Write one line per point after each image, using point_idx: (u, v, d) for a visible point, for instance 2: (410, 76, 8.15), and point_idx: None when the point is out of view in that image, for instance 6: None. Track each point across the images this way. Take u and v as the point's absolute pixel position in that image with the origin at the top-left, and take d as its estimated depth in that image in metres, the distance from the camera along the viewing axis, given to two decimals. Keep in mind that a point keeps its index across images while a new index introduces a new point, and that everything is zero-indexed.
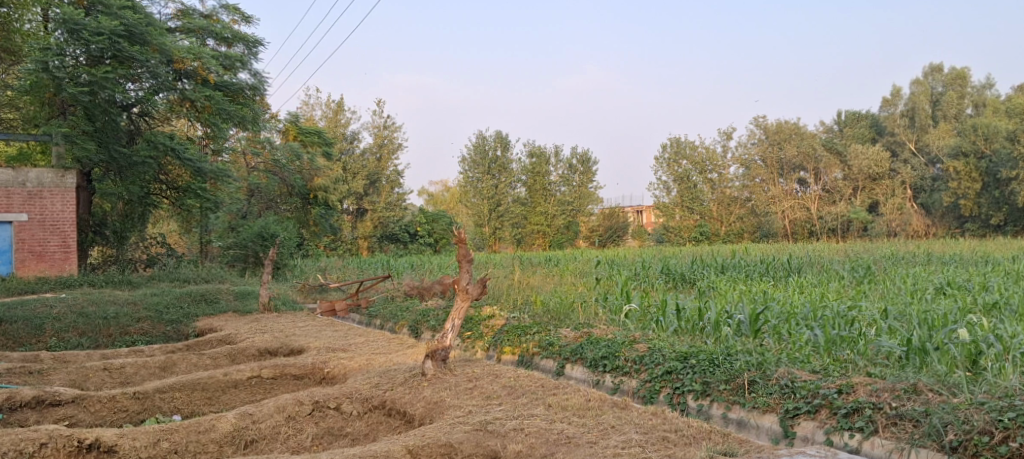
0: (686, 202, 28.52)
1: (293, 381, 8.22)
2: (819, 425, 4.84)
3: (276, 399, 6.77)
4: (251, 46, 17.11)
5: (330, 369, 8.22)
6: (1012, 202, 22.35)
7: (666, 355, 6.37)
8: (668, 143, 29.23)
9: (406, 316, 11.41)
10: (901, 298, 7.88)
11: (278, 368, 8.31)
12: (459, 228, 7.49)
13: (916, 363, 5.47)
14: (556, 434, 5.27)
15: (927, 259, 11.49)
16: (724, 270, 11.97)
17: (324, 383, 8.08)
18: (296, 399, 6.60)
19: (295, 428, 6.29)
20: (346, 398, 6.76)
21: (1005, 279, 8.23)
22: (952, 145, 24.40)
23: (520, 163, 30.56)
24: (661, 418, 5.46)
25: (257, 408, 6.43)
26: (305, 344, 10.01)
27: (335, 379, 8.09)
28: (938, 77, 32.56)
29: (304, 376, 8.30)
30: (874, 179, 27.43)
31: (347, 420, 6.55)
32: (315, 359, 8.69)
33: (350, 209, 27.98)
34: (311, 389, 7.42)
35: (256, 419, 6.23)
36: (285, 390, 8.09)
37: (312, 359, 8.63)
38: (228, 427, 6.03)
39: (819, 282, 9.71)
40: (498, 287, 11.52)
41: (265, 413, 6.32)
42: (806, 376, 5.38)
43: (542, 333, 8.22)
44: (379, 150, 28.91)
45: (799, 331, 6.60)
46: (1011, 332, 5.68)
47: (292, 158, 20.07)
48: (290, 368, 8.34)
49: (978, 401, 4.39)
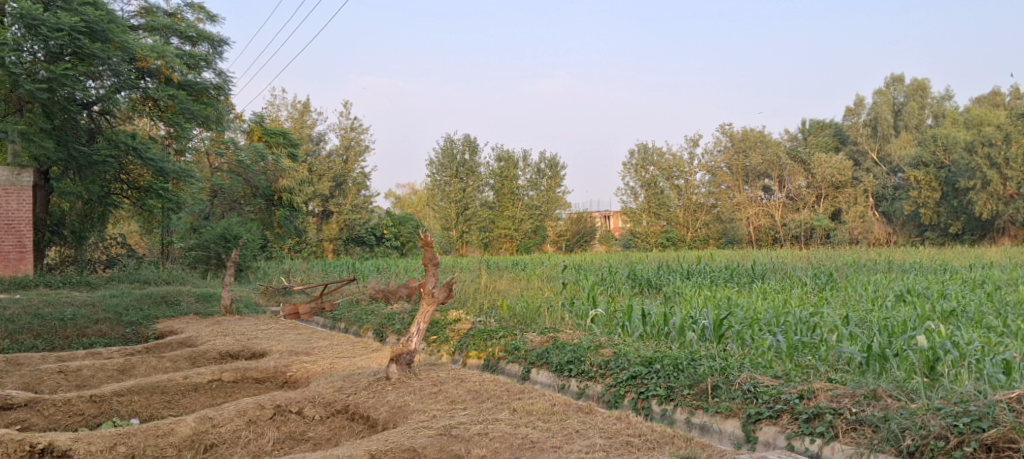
0: (653, 208, 28.64)
1: (255, 385, 8.03)
2: (780, 430, 4.86)
3: (236, 403, 6.61)
4: (216, 45, 16.85)
5: (292, 373, 8.06)
6: (969, 212, 22.96)
7: (631, 360, 6.36)
8: (636, 149, 29.36)
9: (372, 320, 11.26)
10: (862, 306, 7.98)
11: (239, 371, 8.11)
12: (425, 231, 7.39)
13: (876, 369, 5.53)
14: (521, 439, 5.22)
15: (888, 267, 11.71)
16: (690, 276, 12.06)
17: (286, 387, 7.91)
18: (257, 403, 6.45)
19: (256, 432, 6.14)
20: (308, 403, 6.63)
21: (963, 287, 8.41)
22: (912, 155, 24.97)
23: (488, 166, 30.53)
24: (625, 423, 5.44)
25: (216, 412, 6.26)
26: (267, 347, 9.80)
27: (297, 383, 7.91)
28: (899, 88, 33.13)
29: (265, 380, 8.12)
30: (838, 186, 27.79)
31: (309, 424, 6.40)
32: (278, 362, 8.51)
33: (316, 211, 27.60)
34: (273, 392, 7.26)
35: (216, 423, 6.06)
36: (246, 393, 7.89)
37: (274, 363, 8.44)
38: (187, 431, 5.85)
39: (782, 288, 9.83)
40: (465, 291, 11.43)
41: (225, 417, 6.15)
42: (768, 381, 5.40)
43: (508, 337, 8.18)
44: (345, 152, 28.37)
45: (762, 336, 6.64)
46: (968, 339, 5.77)
47: (257, 159, 19.15)
48: (251, 372, 8.14)
49: (935, 406, 4.43)
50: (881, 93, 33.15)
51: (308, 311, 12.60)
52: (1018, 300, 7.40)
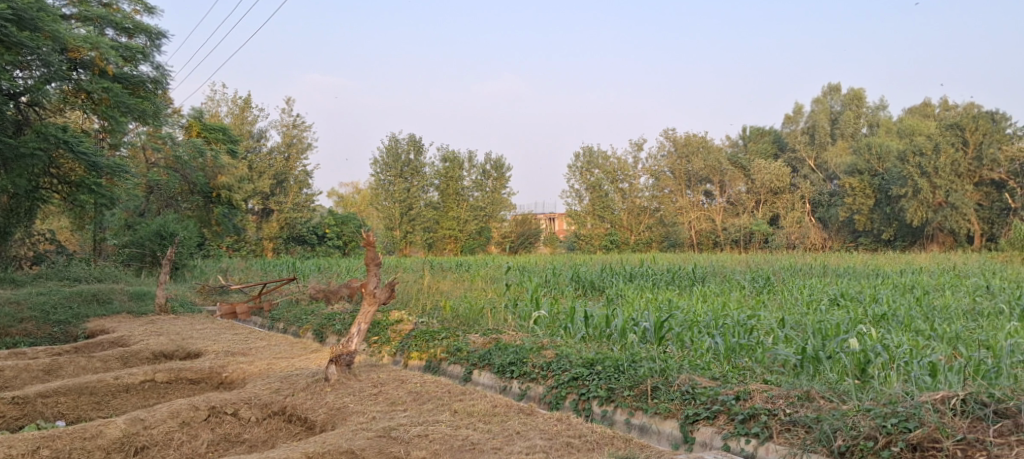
0: (597, 211, 29.04)
1: (189, 386, 7.71)
2: (716, 431, 4.89)
3: (168, 404, 6.34)
4: (154, 37, 16.13)
5: (228, 374, 7.77)
6: (901, 219, 23.84)
7: (572, 362, 6.35)
8: (581, 152, 29.57)
9: (311, 320, 10.97)
10: (797, 309, 8.15)
11: (173, 372, 7.79)
12: (368, 230, 7.22)
13: (809, 371, 5.63)
14: (461, 440, 5.13)
15: (823, 271, 12.06)
16: (633, 278, 12.16)
17: (222, 388, 7.62)
18: (190, 404, 6.20)
19: (189, 434, 5.88)
20: (244, 404, 6.40)
21: (893, 292, 8.68)
22: (848, 163, 25.90)
23: (433, 166, 30.29)
24: (565, 424, 5.41)
25: (148, 413, 5.99)
26: (203, 347, 9.45)
27: (233, 383, 7.63)
28: (836, 97, 34.66)
29: (200, 381, 7.81)
30: (775, 192, 28.62)
31: (244, 426, 6.17)
32: (214, 362, 8.21)
33: (255, 209, 26.87)
34: (207, 394, 6.99)
35: (147, 425, 5.80)
36: (180, 395, 7.57)
37: (210, 363, 8.14)
38: (117, 433, 5.58)
39: (721, 291, 9.98)
40: (407, 291, 11.25)
41: (157, 418, 5.88)
42: (706, 382, 5.45)
43: (450, 338, 8.08)
44: (287, 149, 27.72)
45: (701, 338, 6.71)
46: (897, 342, 5.94)
47: (195, 154, 18.18)
48: (186, 372, 7.83)
49: (866, 407, 4.52)
50: (819, 101, 34.58)
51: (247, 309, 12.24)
52: (944, 305, 7.69)
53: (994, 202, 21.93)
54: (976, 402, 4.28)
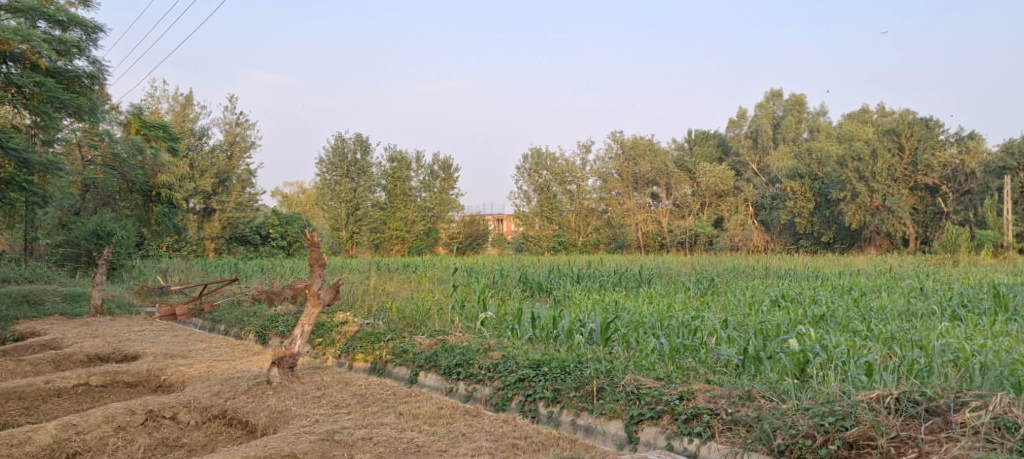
0: (546, 212, 29.13)
1: (125, 389, 7.40)
2: (660, 430, 4.91)
3: (103, 408, 6.07)
4: (89, 31, 15.26)
5: (167, 377, 7.46)
6: (839, 222, 24.66)
7: (519, 363, 6.31)
8: (529, 154, 29.63)
9: (254, 322, 10.64)
10: (740, 310, 8.27)
11: (109, 375, 7.51)
12: (311, 230, 7.02)
13: (751, 371, 5.70)
14: (406, 443, 5.03)
15: (766, 273, 12.32)
16: (580, 279, 12.20)
17: (160, 391, 7.32)
18: (127, 408, 5.93)
19: (125, 438, 5.62)
20: (183, 408, 6.16)
21: (832, 293, 8.94)
22: (789, 167, 26.61)
23: (380, 166, 29.96)
24: (511, 426, 5.36)
25: (81, 418, 5.73)
26: (140, 349, 9.07)
27: (172, 386, 7.32)
28: (779, 102, 35.62)
29: (137, 384, 7.49)
30: (720, 195, 29.35)
31: (184, 430, 5.94)
32: (152, 365, 7.89)
33: (196, 208, 26.08)
34: (144, 397, 6.71)
35: (81, 430, 5.54)
36: (116, 398, 7.25)
37: (147, 366, 7.82)
38: (47, 439, 5.34)
39: (667, 293, 10.09)
40: (353, 293, 11.02)
41: (91, 423, 5.64)
42: (651, 382, 5.46)
43: (396, 340, 7.93)
44: (230, 147, 26.93)
45: (647, 339, 6.74)
46: (835, 343, 6.06)
47: (135, 152, 16.43)
48: (122, 375, 7.54)
49: (804, 407, 4.59)
50: (762, 106, 35.41)
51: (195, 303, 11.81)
52: (880, 306, 7.91)
53: (928, 206, 22.75)
54: (909, 400, 4.38)
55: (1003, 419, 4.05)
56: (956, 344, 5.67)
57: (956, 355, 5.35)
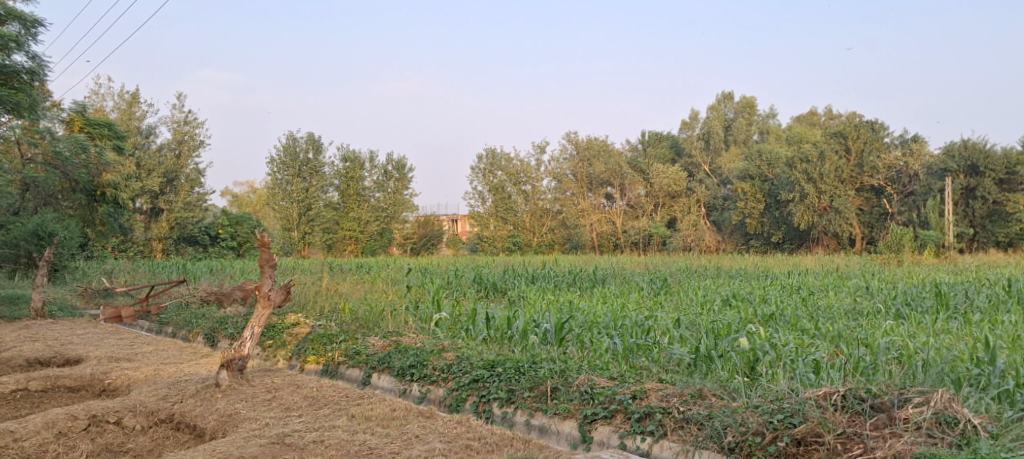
0: (500, 212, 29.07)
1: (67, 394, 7.10)
2: (613, 430, 4.90)
3: (43, 414, 5.82)
4: (28, 25, 14.59)
5: (111, 381, 7.18)
6: (788, 222, 25.23)
7: (473, 364, 6.25)
8: (484, 154, 29.57)
9: (202, 323, 10.33)
10: (692, 310, 8.36)
11: (49, 380, 7.21)
12: (261, 230, 6.83)
13: (702, 370, 5.74)
14: (358, 446, 4.92)
15: (717, 273, 12.52)
16: (535, 280, 12.21)
17: (103, 396, 7.04)
18: (68, 413, 5.72)
19: (66, 444, 5.38)
20: (127, 412, 5.94)
21: (781, 293, 9.08)
22: (740, 169, 27.16)
23: (333, 166, 29.57)
24: (465, 427, 5.29)
25: (20, 425, 5.50)
26: (83, 353, 8.73)
27: (116, 390, 7.05)
28: (730, 104, 36.18)
29: (79, 389, 7.20)
30: (673, 196, 29.74)
31: (129, 436, 5.72)
32: (95, 369, 7.59)
33: (143, 208, 25.28)
34: (86, 402, 6.45)
35: (19, 437, 5.32)
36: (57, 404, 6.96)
37: (90, 371, 7.52)
38: None
39: (620, 292, 10.16)
40: (304, 293, 10.79)
41: (30, 430, 5.41)
42: (604, 382, 5.45)
43: (349, 341, 7.78)
44: (178, 146, 26.18)
45: (601, 339, 6.73)
46: (784, 342, 6.14)
47: (78, 151, 15.62)
48: (64, 380, 7.24)
49: (753, 404, 4.63)
50: (714, 108, 35.98)
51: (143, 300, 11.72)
52: (828, 305, 8.09)
53: (874, 207, 23.40)
54: (855, 397, 4.46)
55: (944, 414, 4.13)
56: (900, 342, 5.80)
57: (899, 353, 5.47)
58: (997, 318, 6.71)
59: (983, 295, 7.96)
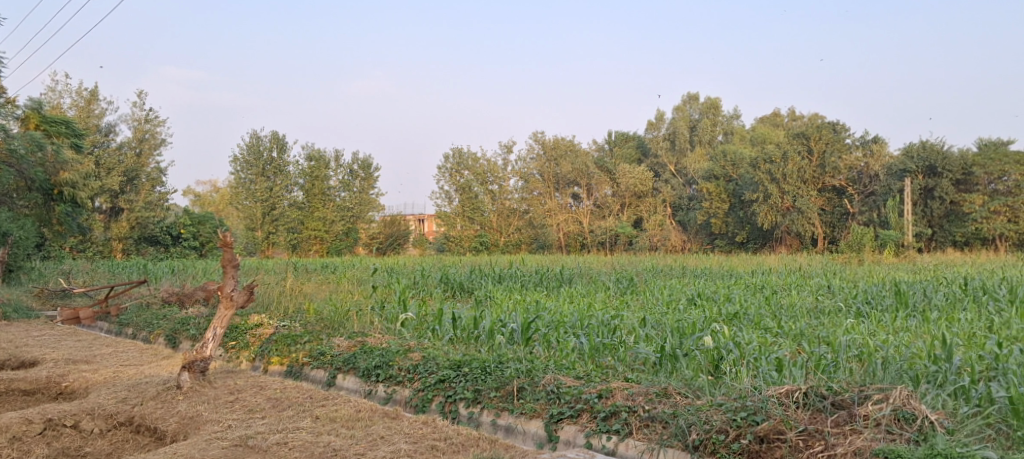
0: (467, 212, 28.92)
1: (22, 397, 6.86)
2: (579, 429, 4.89)
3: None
4: None
5: (68, 383, 6.97)
6: (752, 222, 25.64)
7: (439, 364, 6.19)
8: (450, 154, 29.45)
9: (163, 324, 10.08)
10: (658, 309, 8.39)
11: (3, 383, 6.98)
12: (224, 230, 6.69)
13: (667, 369, 5.76)
14: (322, 447, 4.84)
15: (682, 272, 12.60)
16: (502, 279, 12.18)
17: (60, 399, 6.82)
18: (23, 417, 5.55)
19: (21, 448, 5.22)
20: (86, 416, 5.76)
21: (745, 292, 9.16)
22: (705, 169, 27.59)
23: (297, 166, 29.21)
24: (431, 427, 5.24)
25: None
26: (39, 355, 8.46)
27: (73, 393, 6.84)
28: (695, 105, 36.47)
29: (35, 392, 6.97)
30: (639, 196, 29.98)
31: (86, 439, 5.54)
32: (51, 372, 7.36)
33: (102, 207, 24.65)
34: (41, 405, 6.24)
35: None
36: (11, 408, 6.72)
37: (46, 374, 7.29)
38: None
39: (587, 292, 10.19)
40: (268, 294, 10.61)
41: None
42: (570, 382, 5.44)
43: (314, 342, 7.67)
44: (139, 144, 25.56)
45: (567, 338, 6.71)
46: (748, 340, 6.20)
47: (34, 149, 15.18)
48: (19, 384, 7.01)
49: (718, 403, 4.66)
50: (679, 109, 36.39)
51: (104, 298, 11.33)
52: (791, 304, 8.21)
53: (835, 207, 23.67)
54: (816, 395, 4.52)
55: (903, 410, 4.19)
56: (860, 340, 5.89)
57: (860, 351, 5.55)
58: (954, 317, 6.87)
59: (940, 294, 8.13)
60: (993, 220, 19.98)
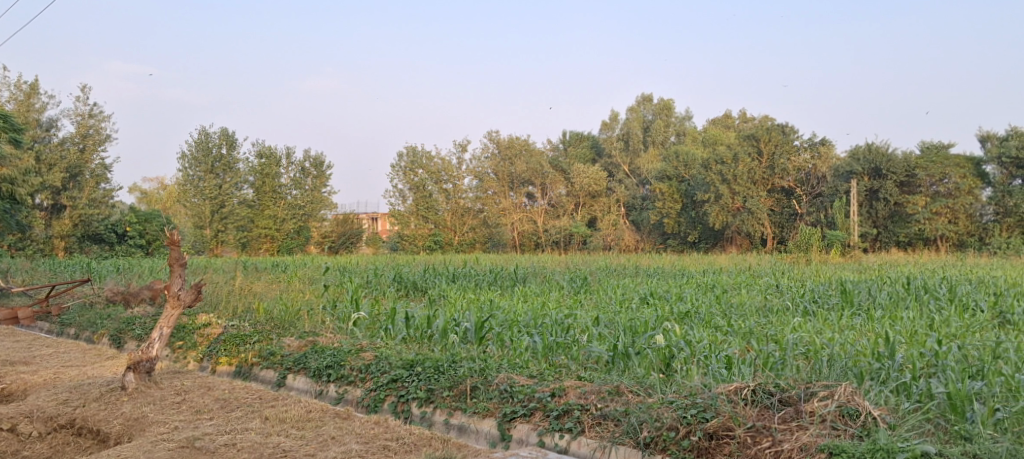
0: (421, 211, 28.68)
1: None
2: (532, 427, 4.87)
3: None
4: None
5: (5, 386, 6.65)
6: (703, 222, 26.15)
7: (391, 363, 6.10)
8: (404, 152, 29.19)
9: (107, 324, 9.72)
10: (611, 308, 8.45)
11: None
12: (170, 228, 6.47)
13: (619, 367, 5.79)
14: (271, 448, 4.72)
15: (635, 272, 12.68)
16: (455, 279, 12.05)
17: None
18: None
19: None
20: (23, 418, 5.50)
21: (696, 291, 9.28)
22: (658, 169, 27.93)
23: (247, 162, 28.58)
24: (383, 427, 5.17)
25: None
26: None
27: (11, 395, 6.52)
28: (648, 106, 36.97)
29: None
30: (593, 196, 30.24)
31: (24, 443, 5.29)
32: None
33: (43, 204, 23.64)
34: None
35: None
36: None
37: None
38: None
39: (541, 291, 10.17)
40: (216, 293, 10.31)
41: None
42: (523, 380, 5.42)
43: (263, 342, 7.48)
44: (82, 140, 24.55)
45: (520, 337, 6.69)
46: (698, 338, 6.27)
47: None
48: None
49: (668, 400, 4.69)
50: (633, 110, 36.78)
51: (44, 297, 10.54)
52: (740, 302, 8.35)
53: (784, 207, 24.17)
54: (764, 392, 4.58)
55: (847, 407, 4.28)
56: (806, 338, 6.03)
57: (807, 348, 5.66)
58: (896, 315, 7.09)
59: (884, 293, 8.35)
60: (935, 221, 20.76)
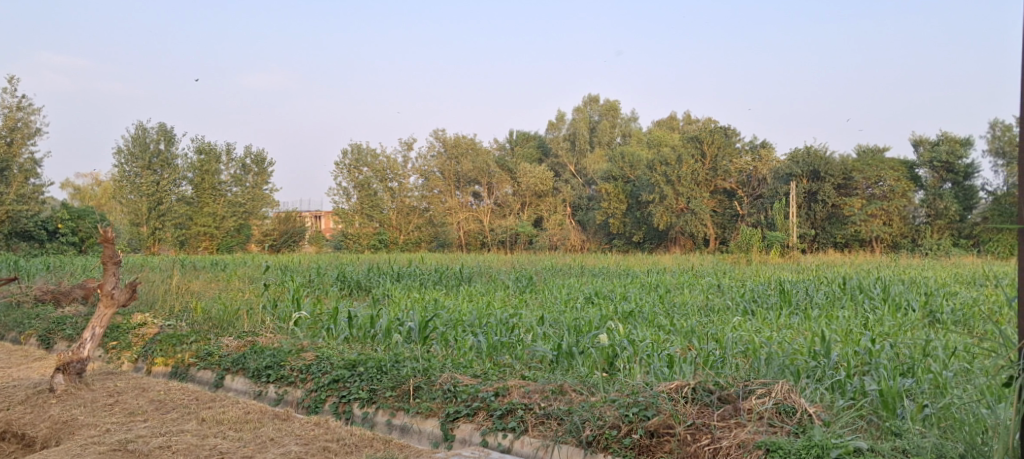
0: (366, 210, 28.31)
1: None
2: (475, 427, 4.81)
3: None
4: None
5: None
6: (648, 223, 26.50)
7: (333, 363, 5.96)
8: (349, 149, 28.77)
9: (36, 324, 9.23)
10: (556, 307, 8.47)
11: None
12: (104, 224, 6.19)
13: (563, 366, 5.79)
14: (208, 450, 4.55)
15: (580, 272, 12.70)
16: (399, 278, 11.88)
17: None
18: None
19: None
20: None
21: (640, 291, 9.38)
22: (604, 170, 28.15)
23: (185, 159, 27.61)
24: (323, 428, 5.03)
25: None
26: None
27: None
28: (595, 107, 37.35)
29: None
30: (539, 195, 30.42)
31: None
32: None
33: None
34: None
35: None
36: None
37: None
38: None
39: (486, 291, 10.10)
40: (151, 293, 9.92)
41: None
42: (467, 380, 5.35)
43: (200, 342, 7.22)
44: (9, 133, 22.60)
45: (465, 337, 6.62)
46: (641, 338, 6.31)
47: None
48: None
49: (611, 398, 4.70)
50: (579, 110, 37.10)
51: None
52: (682, 302, 8.43)
53: (725, 209, 24.84)
54: (704, 390, 4.62)
55: (783, 404, 4.36)
56: (745, 337, 6.12)
57: (745, 347, 5.75)
58: (831, 314, 7.27)
59: (821, 293, 8.58)
60: (870, 223, 21.50)
